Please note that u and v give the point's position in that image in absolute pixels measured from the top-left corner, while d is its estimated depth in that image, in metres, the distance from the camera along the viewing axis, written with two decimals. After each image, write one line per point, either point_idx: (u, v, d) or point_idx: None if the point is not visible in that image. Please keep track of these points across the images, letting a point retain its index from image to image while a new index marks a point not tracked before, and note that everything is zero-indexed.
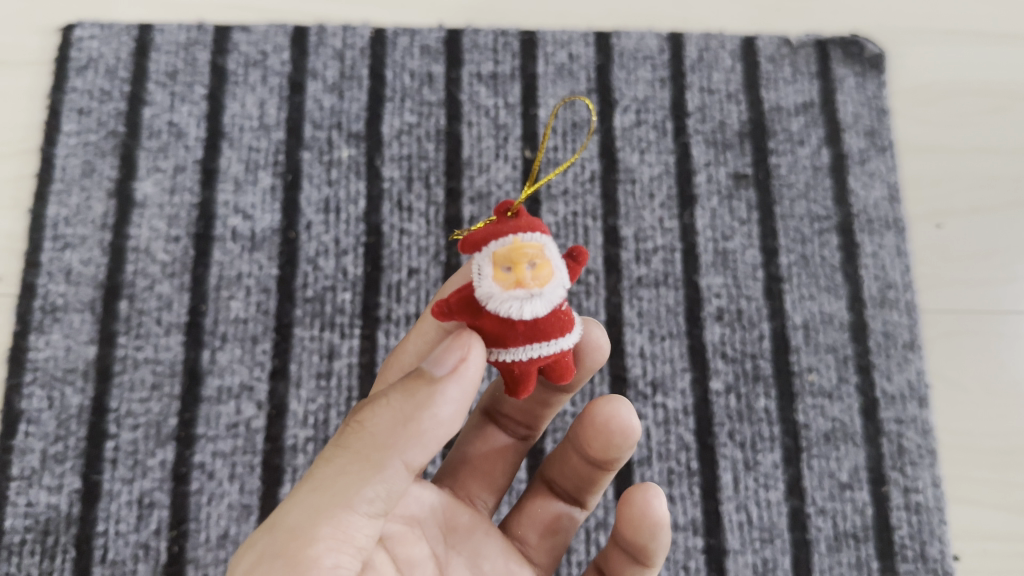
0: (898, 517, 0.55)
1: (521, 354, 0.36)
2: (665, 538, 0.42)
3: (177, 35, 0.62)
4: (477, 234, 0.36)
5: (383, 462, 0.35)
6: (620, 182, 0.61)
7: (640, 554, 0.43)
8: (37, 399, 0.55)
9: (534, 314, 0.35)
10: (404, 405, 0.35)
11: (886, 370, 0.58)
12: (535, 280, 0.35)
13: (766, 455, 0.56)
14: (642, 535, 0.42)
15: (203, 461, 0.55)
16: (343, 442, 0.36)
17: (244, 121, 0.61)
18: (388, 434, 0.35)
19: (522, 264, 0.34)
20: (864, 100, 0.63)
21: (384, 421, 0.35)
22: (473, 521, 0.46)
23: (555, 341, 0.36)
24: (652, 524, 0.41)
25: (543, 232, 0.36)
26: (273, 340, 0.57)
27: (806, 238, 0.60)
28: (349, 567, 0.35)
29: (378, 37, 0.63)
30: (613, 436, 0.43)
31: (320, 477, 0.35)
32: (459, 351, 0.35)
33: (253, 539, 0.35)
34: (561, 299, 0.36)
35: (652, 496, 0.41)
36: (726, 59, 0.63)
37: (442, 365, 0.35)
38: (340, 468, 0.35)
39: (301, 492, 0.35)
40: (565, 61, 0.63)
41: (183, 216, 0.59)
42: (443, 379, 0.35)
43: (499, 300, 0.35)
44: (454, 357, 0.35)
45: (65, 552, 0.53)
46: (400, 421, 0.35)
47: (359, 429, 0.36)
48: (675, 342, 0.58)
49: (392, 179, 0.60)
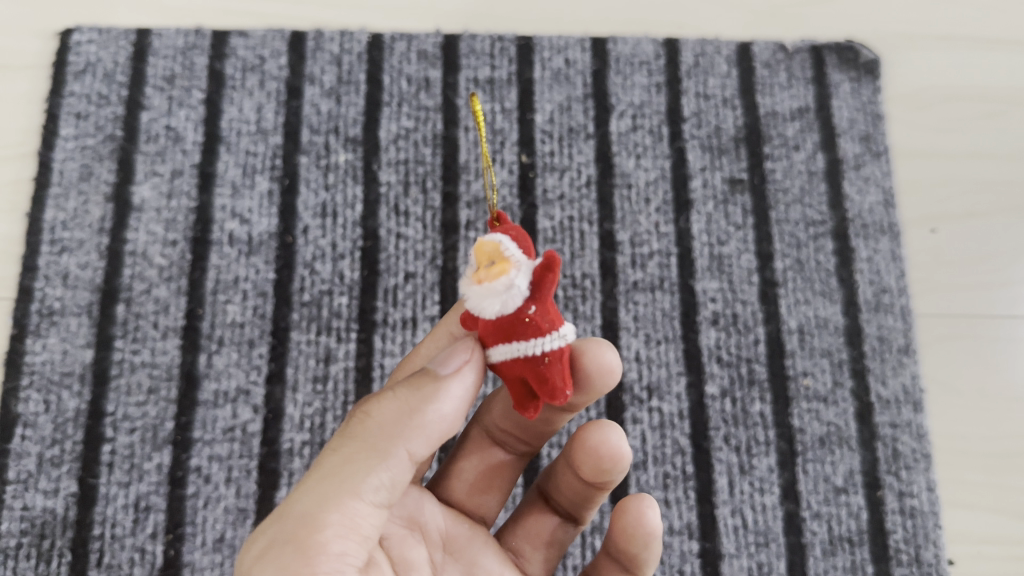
0: (892, 520, 0.55)
1: (495, 355, 0.37)
2: (657, 549, 0.42)
3: (175, 39, 0.62)
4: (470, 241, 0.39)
5: (389, 450, 0.35)
6: (616, 187, 0.61)
7: (630, 565, 0.43)
8: (34, 403, 0.55)
9: (493, 312, 0.35)
10: (410, 398, 0.36)
11: (881, 375, 0.58)
12: (488, 277, 0.35)
13: (761, 459, 0.56)
14: (634, 545, 0.42)
15: (199, 465, 0.55)
16: (349, 431, 0.37)
17: (242, 126, 0.61)
18: (393, 424, 0.36)
19: (480, 262, 0.36)
20: (859, 106, 0.63)
21: (391, 411, 0.36)
22: (471, 531, 0.46)
23: (518, 344, 0.36)
24: (644, 534, 0.41)
25: (513, 233, 0.36)
26: (270, 344, 0.57)
27: (801, 242, 0.60)
28: (355, 556, 0.35)
29: (376, 42, 0.63)
30: (602, 460, 0.43)
31: (327, 465, 0.36)
32: (462, 352, 0.37)
33: (261, 528, 0.35)
34: (522, 302, 0.35)
35: (645, 506, 0.42)
36: (722, 64, 0.64)
37: (446, 365, 0.37)
38: (347, 456, 0.36)
39: (309, 480, 0.36)
40: (562, 66, 0.63)
41: (180, 219, 0.59)
42: (446, 375, 0.37)
43: (466, 296, 0.37)
44: (457, 359, 0.37)
45: (62, 556, 0.53)
46: (407, 413, 0.36)
47: (363, 419, 0.36)
48: (670, 345, 0.58)
49: (389, 183, 0.60)
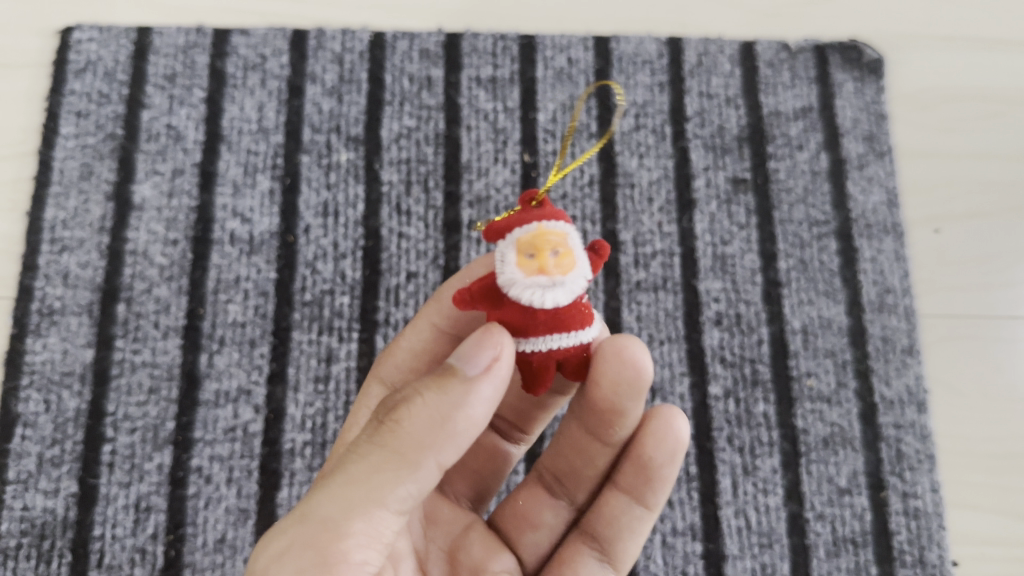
0: (896, 522, 0.55)
1: (541, 344, 0.36)
2: (678, 466, 0.43)
3: (176, 38, 0.62)
4: (502, 222, 0.37)
5: (419, 460, 0.35)
6: (620, 187, 0.61)
7: (645, 489, 0.43)
8: (34, 403, 0.55)
9: (556, 302, 0.35)
10: (442, 406, 0.35)
11: (885, 375, 0.58)
12: (558, 267, 0.35)
13: (765, 460, 0.56)
14: (657, 454, 0.42)
15: (201, 465, 0.54)
16: (377, 436, 0.35)
17: (243, 124, 0.61)
18: (424, 435, 0.34)
19: (544, 251, 0.35)
20: (863, 106, 0.63)
21: (422, 418, 0.35)
22: (453, 514, 0.47)
23: (574, 333, 0.36)
24: (673, 439, 0.42)
25: (566, 221, 0.37)
26: (272, 344, 0.57)
27: (805, 242, 0.60)
28: (375, 562, 0.35)
29: (378, 41, 0.63)
30: (625, 368, 0.39)
31: (353, 470, 0.35)
32: (494, 345, 0.35)
33: (281, 528, 0.35)
34: (583, 291, 0.36)
35: (673, 414, 0.42)
36: (726, 63, 0.63)
37: (474, 362, 0.35)
38: (375, 464, 0.35)
39: (334, 484, 0.35)
40: (565, 65, 0.63)
41: (181, 218, 0.59)
42: (475, 376, 0.35)
43: (522, 286, 0.35)
44: (486, 355, 0.35)
45: (62, 557, 0.53)
46: (438, 423, 0.35)
47: (394, 425, 0.35)
48: (674, 346, 0.57)
49: (391, 183, 0.60)
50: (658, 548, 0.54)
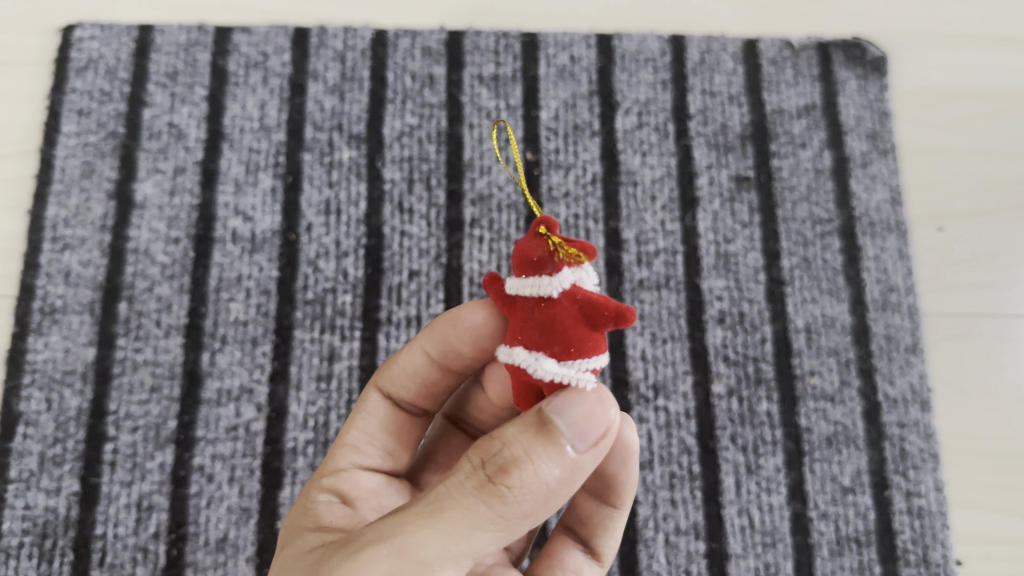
0: (900, 521, 0.55)
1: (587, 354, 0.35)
2: (636, 469, 0.42)
3: (177, 36, 0.62)
4: (581, 245, 0.34)
5: (517, 525, 0.33)
6: (622, 185, 0.61)
7: (610, 493, 0.43)
8: (35, 401, 0.55)
9: None
10: (555, 482, 0.32)
11: (889, 374, 0.58)
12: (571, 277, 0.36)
13: (768, 459, 0.56)
14: (611, 462, 0.42)
15: (202, 464, 0.54)
16: (484, 493, 0.32)
17: (244, 122, 0.61)
18: (531, 507, 0.32)
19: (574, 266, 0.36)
20: (866, 103, 0.63)
21: (535, 490, 0.32)
22: None
23: None
24: (622, 448, 0.42)
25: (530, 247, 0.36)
26: (273, 342, 0.57)
27: (808, 240, 0.60)
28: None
29: (379, 39, 0.63)
30: None
31: (453, 524, 0.32)
32: (604, 423, 0.33)
33: (365, 558, 0.32)
34: None
35: (621, 422, 0.42)
36: (728, 61, 0.63)
37: (584, 439, 0.32)
38: (476, 524, 0.32)
39: (432, 531, 0.32)
40: (567, 63, 0.63)
41: (183, 216, 0.59)
42: (585, 454, 0.33)
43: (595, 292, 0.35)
44: (597, 433, 0.33)
45: (64, 556, 0.53)
46: (545, 496, 0.32)
47: (507, 490, 0.32)
48: (676, 344, 0.57)
49: (393, 181, 0.60)
50: (661, 547, 0.54)
